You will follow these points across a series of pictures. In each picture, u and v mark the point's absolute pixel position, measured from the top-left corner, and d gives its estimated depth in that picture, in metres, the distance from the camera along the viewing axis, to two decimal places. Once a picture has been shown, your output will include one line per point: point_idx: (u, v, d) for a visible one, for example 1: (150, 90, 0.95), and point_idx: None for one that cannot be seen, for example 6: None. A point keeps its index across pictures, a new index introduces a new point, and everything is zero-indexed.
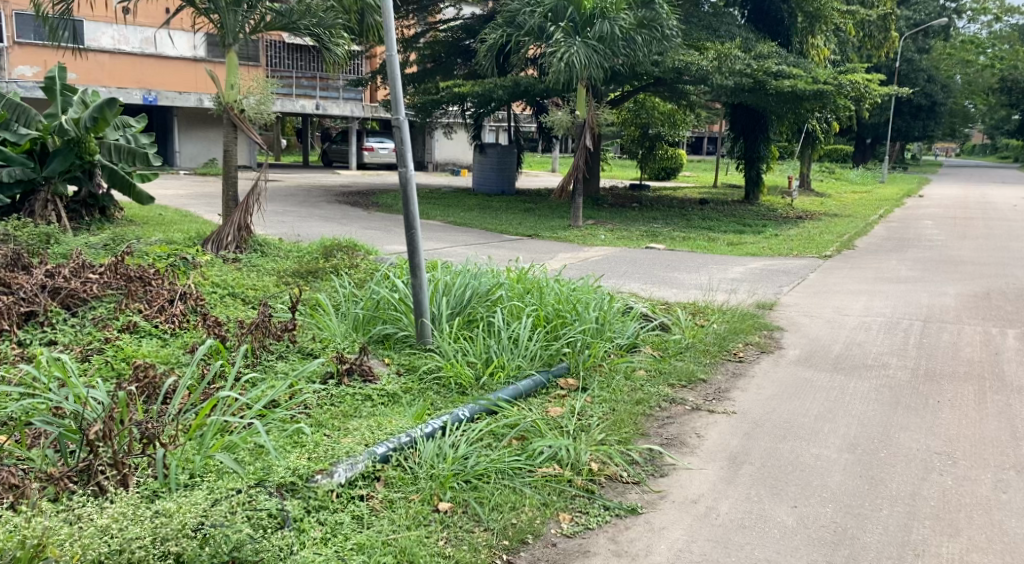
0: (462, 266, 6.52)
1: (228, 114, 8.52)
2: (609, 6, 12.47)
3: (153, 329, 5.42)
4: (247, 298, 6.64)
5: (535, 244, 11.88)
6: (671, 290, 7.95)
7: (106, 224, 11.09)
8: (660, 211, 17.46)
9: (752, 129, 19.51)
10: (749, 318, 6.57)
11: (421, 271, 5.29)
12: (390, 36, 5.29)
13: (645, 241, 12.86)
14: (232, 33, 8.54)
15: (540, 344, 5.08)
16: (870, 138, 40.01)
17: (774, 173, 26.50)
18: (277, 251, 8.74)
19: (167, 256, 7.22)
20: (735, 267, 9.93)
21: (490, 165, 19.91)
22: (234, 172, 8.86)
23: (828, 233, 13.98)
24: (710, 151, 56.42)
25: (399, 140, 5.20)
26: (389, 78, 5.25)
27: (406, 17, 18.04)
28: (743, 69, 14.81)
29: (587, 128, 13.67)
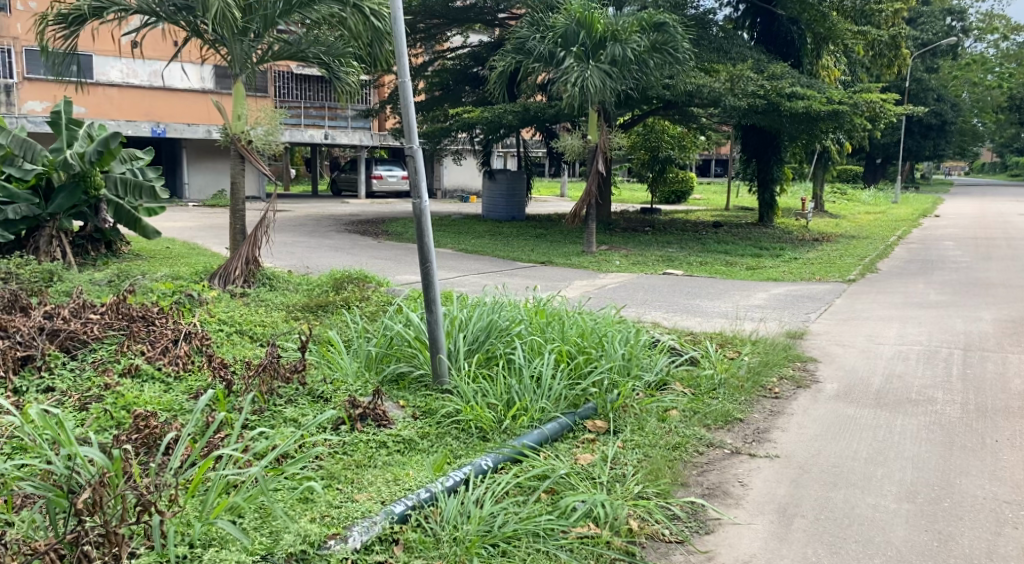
0: (479, 299, 6.23)
1: (235, 146, 8.31)
2: (621, 30, 12.40)
3: (157, 373, 5.16)
4: (254, 335, 6.39)
5: (548, 272, 11.64)
6: (694, 319, 7.66)
7: (112, 259, 10.91)
8: (675, 235, 17.20)
9: (764, 151, 19.27)
10: (781, 350, 6.27)
11: (437, 305, 5.03)
12: (401, 60, 5.04)
13: (661, 267, 12.60)
14: (240, 63, 8.35)
15: (565, 384, 4.78)
16: (880, 157, 39.69)
17: (788, 194, 26.22)
18: (287, 284, 8.52)
19: (171, 292, 6.98)
20: (757, 292, 9.65)
21: (500, 191, 19.72)
22: (242, 205, 8.65)
23: (849, 256, 13.68)
24: (720, 173, 56.12)
25: (413, 169, 4.95)
26: (402, 103, 5.01)
27: (413, 45, 17.95)
28: (756, 90, 14.60)
29: (599, 152, 13.45)
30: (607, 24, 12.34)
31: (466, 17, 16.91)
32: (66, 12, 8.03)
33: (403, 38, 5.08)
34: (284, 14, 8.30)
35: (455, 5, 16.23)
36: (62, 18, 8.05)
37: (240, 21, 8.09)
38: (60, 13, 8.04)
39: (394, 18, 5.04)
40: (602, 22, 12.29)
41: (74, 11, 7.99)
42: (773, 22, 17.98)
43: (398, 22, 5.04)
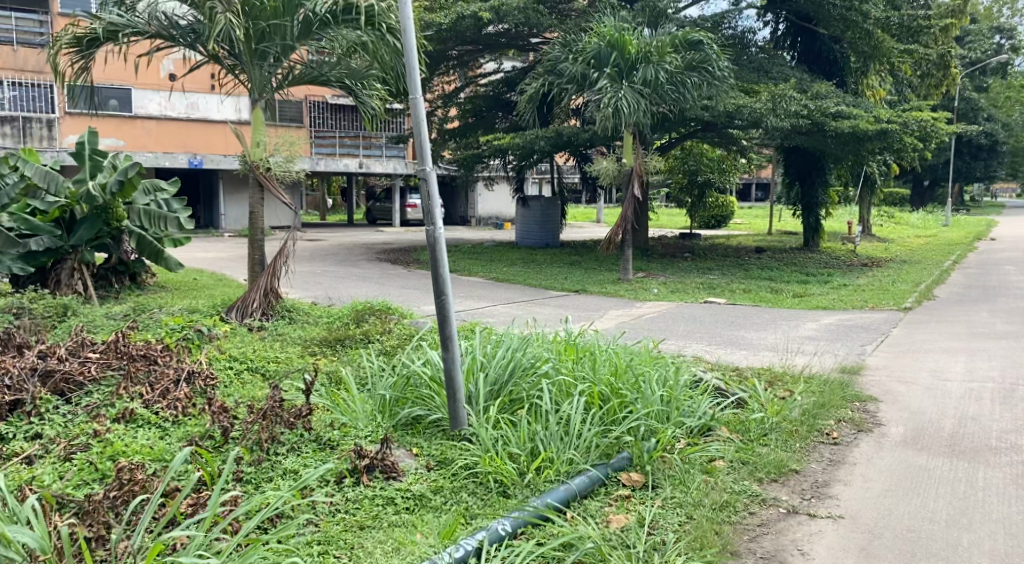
0: (503, 334, 5.75)
1: (254, 173, 7.96)
2: (654, 50, 11.96)
3: (153, 419, 4.76)
4: (266, 375, 5.99)
5: (582, 301, 11.14)
6: (739, 354, 7.09)
7: (135, 292, 10.68)
8: (715, 261, 16.58)
9: (808, 173, 18.58)
10: (837, 389, 5.69)
11: (454, 342, 4.58)
12: (412, 74, 4.62)
13: (702, 295, 12.02)
14: (259, 88, 8.06)
15: (595, 431, 4.28)
16: (928, 179, 38.54)
17: (834, 218, 25.42)
18: (307, 317, 8.14)
19: (180, 327, 6.57)
20: (807, 323, 9.03)
21: (533, 218, 19.30)
22: (260, 235, 8.28)
23: (903, 282, 12.94)
24: (761, 198, 55.22)
25: (426, 194, 4.51)
26: (414, 122, 4.58)
27: (446, 72, 17.71)
28: (800, 110, 13.97)
29: (634, 176, 12.95)
30: (639, 45, 11.92)
31: (498, 44, 16.63)
32: (79, 37, 7.74)
33: (414, 52, 4.68)
34: (302, 37, 8.01)
35: (487, 31, 15.97)
36: (75, 43, 7.74)
37: (256, 43, 7.82)
38: (72, 38, 7.73)
39: (404, 31, 4.65)
40: (635, 42, 11.86)
41: (88, 35, 7.71)
42: (814, 41, 17.41)
43: (409, 35, 4.64)
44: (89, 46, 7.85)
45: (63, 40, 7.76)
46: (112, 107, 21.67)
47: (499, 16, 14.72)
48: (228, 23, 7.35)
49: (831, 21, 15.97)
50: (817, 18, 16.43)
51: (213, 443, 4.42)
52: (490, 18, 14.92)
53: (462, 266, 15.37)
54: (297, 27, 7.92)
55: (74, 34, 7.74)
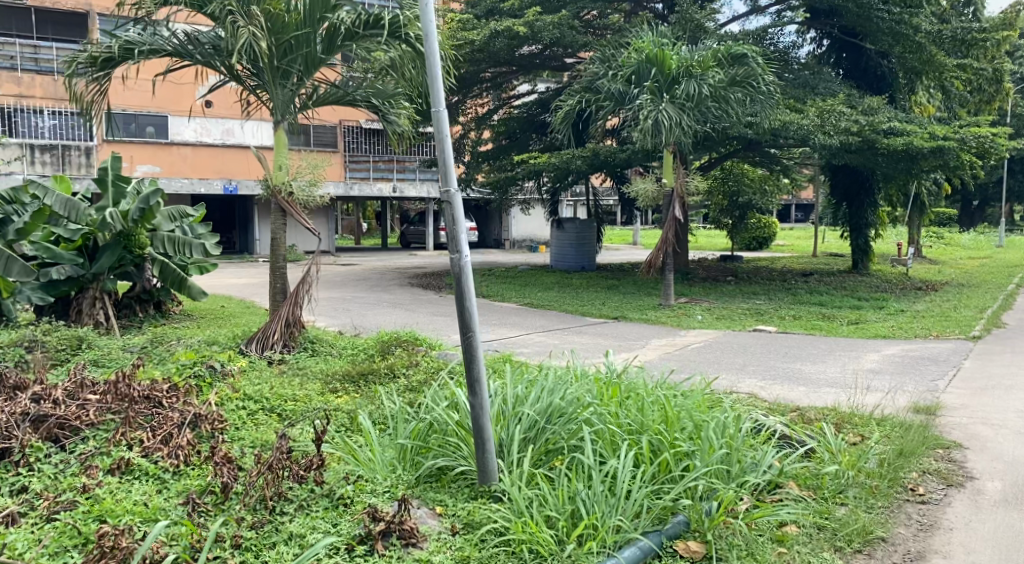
0: (539, 371, 5.23)
1: (276, 199, 7.55)
2: (695, 64, 11.45)
3: (151, 470, 4.27)
4: (283, 417, 5.57)
5: (622, 329, 10.57)
6: (798, 394, 6.50)
7: (159, 320, 10.35)
8: (761, 285, 15.89)
9: (856, 193, 17.83)
10: (917, 433, 5.09)
11: (482, 388, 4.07)
12: (435, 86, 4.13)
13: (751, 322, 11.39)
14: (283, 109, 7.64)
15: (646, 491, 3.77)
16: (978, 198, 37.40)
17: (883, 239, 24.56)
18: (331, 349, 7.69)
19: (191, 363, 6.09)
20: (868, 355, 8.41)
21: (569, 240, 18.76)
22: (282, 262, 7.86)
23: (965, 308, 12.21)
24: (800, 219, 54.51)
25: (450, 219, 4.02)
26: (436, 140, 4.08)
27: (480, 94, 17.39)
28: (850, 126, 13.33)
29: (676, 198, 12.37)
30: (680, 60, 11.41)
31: (533, 65, 16.22)
32: (95, 55, 7.39)
33: (438, 62, 4.21)
34: (326, 53, 7.61)
35: (521, 51, 15.59)
36: (93, 61, 7.40)
37: (279, 59, 7.40)
38: (90, 56, 7.39)
39: (426, 39, 4.19)
40: (676, 57, 11.37)
41: (105, 53, 7.35)
42: (860, 56, 16.71)
43: (431, 43, 4.19)
44: (104, 65, 7.48)
45: (81, 59, 7.42)
46: (149, 134, 21.64)
47: (533, 33, 14.33)
48: (252, 37, 6.96)
49: (880, 35, 15.24)
50: (864, 33, 15.76)
51: (215, 499, 3.95)
52: (525, 37, 14.54)
53: (496, 291, 14.87)
54: (321, 43, 7.53)
55: (91, 53, 7.39)
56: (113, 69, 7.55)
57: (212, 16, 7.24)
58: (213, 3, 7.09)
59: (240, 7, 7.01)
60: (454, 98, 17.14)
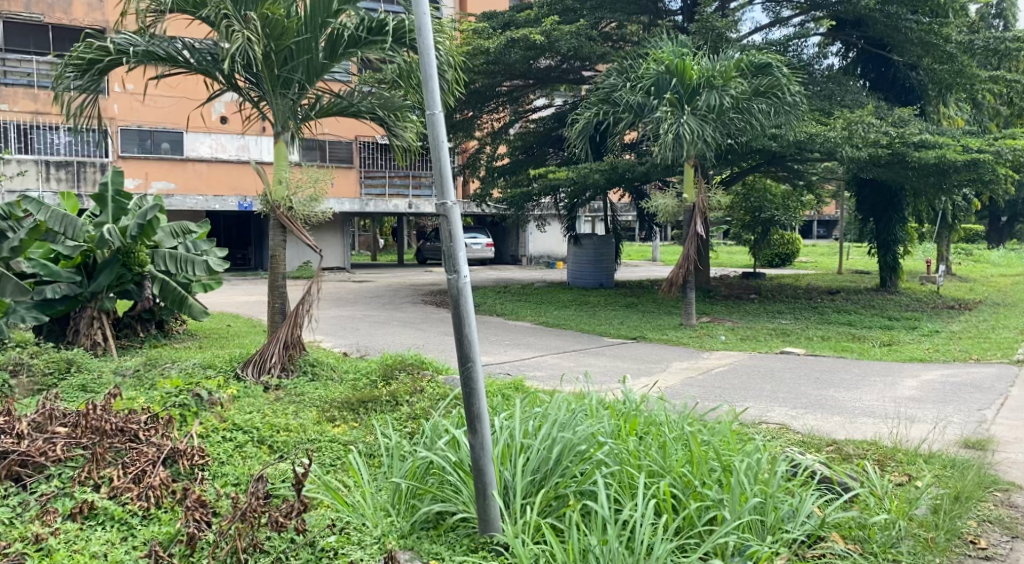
0: (549, 403, 4.77)
1: (275, 214, 7.14)
2: (717, 75, 11.03)
3: (118, 513, 3.85)
4: (274, 450, 5.15)
5: (642, 351, 10.09)
6: (836, 428, 6.00)
7: (161, 341, 9.96)
8: (786, 303, 15.36)
9: (884, 209, 17.24)
10: (970, 474, 4.61)
11: (484, 429, 3.62)
12: (430, 87, 3.68)
13: (777, 343, 10.87)
14: (283, 119, 7.25)
15: (670, 548, 3.32)
16: (1006, 214, 36.70)
17: (910, 256, 23.95)
18: (332, 373, 7.25)
19: (176, 390, 5.59)
20: (905, 381, 7.91)
21: (586, 258, 18.29)
22: (281, 281, 7.43)
23: (1003, 329, 11.66)
24: (823, 235, 54.18)
25: (447, 236, 3.55)
26: (432, 146, 3.61)
27: (496, 108, 17.06)
28: (879, 138, 12.83)
29: (698, 213, 11.85)
30: (702, 69, 10.99)
31: (550, 78, 15.85)
32: (81, 55, 6.87)
33: (433, 60, 3.76)
34: (329, 60, 7.22)
35: (538, 64, 15.24)
36: (80, 62, 6.87)
37: (279, 67, 7.02)
38: (78, 56, 6.86)
39: (420, 34, 3.75)
40: (696, 67, 10.96)
41: (95, 53, 6.85)
42: (887, 67, 16.17)
43: (426, 40, 3.75)
44: (91, 67, 6.97)
45: (68, 62, 6.91)
46: (164, 151, 21.42)
47: (550, 42, 13.97)
48: (246, 42, 6.56)
49: (908, 45, 14.70)
50: (891, 44, 15.25)
51: (182, 551, 3.54)
52: (540, 48, 14.18)
53: (511, 309, 14.42)
54: (324, 50, 7.14)
55: (79, 53, 6.87)
56: (101, 73, 7.03)
57: (206, 21, 6.86)
58: (206, 5, 6.68)
59: (235, 11, 6.63)
60: (469, 113, 16.81)
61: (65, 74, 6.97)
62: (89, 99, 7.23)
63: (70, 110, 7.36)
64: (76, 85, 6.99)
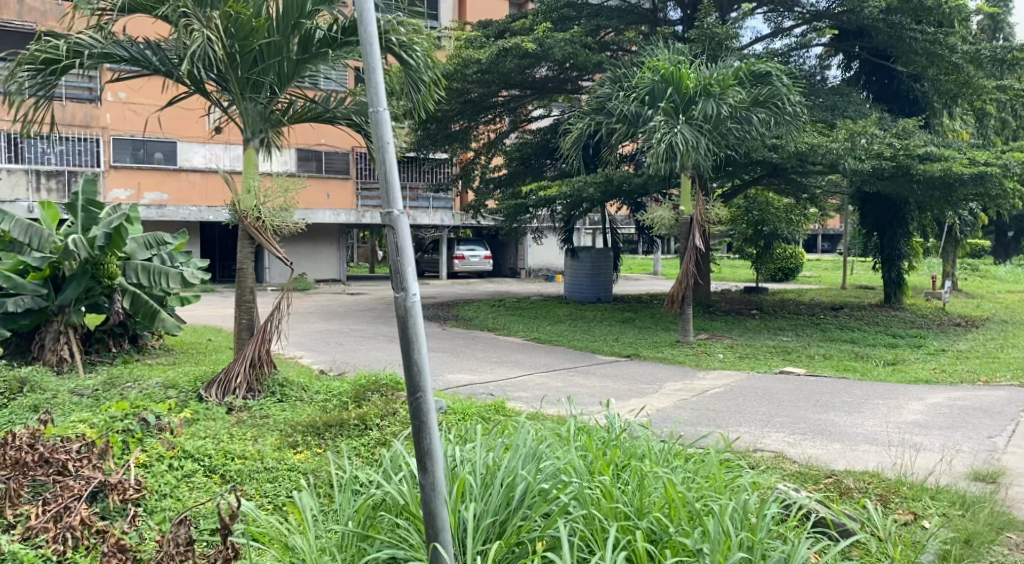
0: (519, 432, 4.35)
1: (243, 225, 6.74)
2: (715, 83, 10.66)
3: (30, 557, 3.48)
4: (225, 481, 4.75)
5: (636, 370, 9.66)
6: (837, 459, 5.59)
7: (134, 356, 9.52)
8: (787, 319, 14.94)
9: (888, 223, 16.82)
10: (982, 515, 4.29)
11: (434, 469, 3.20)
12: (374, 80, 3.19)
13: (777, 362, 10.44)
14: (254, 126, 6.87)
15: None
16: (1011, 229, 36.28)
17: (915, 272, 23.54)
18: (302, 393, 6.84)
19: (122, 415, 5.16)
20: (910, 404, 7.49)
21: (584, 271, 17.88)
22: (249, 295, 7.02)
23: (1012, 347, 11.24)
24: (826, 249, 53.87)
25: (394, 251, 3.11)
26: (376, 149, 3.15)
27: (492, 119, 16.71)
28: (882, 150, 12.46)
29: (695, 226, 11.45)
30: (698, 78, 10.63)
31: (546, 88, 15.50)
32: (35, 54, 6.45)
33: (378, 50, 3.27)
34: (302, 62, 6.84)
35: (535, 74, 14.91)
36: (32, 61, 6.46)
37: (248, 70, 6.65)
38: (31, 55, 6.46)
39: (361, 19, 3.22)
40: (692, 76, 10.59)
41: (50, 52, 6.44)
42: (891, 79, 15.70)
43: (368, 25, 3.22)
44: (47, 68, 6.58)
45: (20, 62, 6.50)
46: (157, 161, 21.06)
47: (543, 50, 13.64)
48: (207, 43, 6.22)
49: (913, 56, 14.17)
50: (894, 55, 14.84)
51: None
52: (535, 56, 13.84)
53: (503, 324, 14.01)
54: (296, 50, 6.76)
55: (33, 52, 6.46)
56: (56, 74, 6.63)
57: (166, 20, 6.51)
58: (164, 4, 6.34)
59: (196, 10, 6.30)
60: (463, 124, 16.46)
61: (17, 75, 6.53)
62: (42, 103, 6.78)
63: (22, 116, 6.91)
64: (30, 86, 6.55)
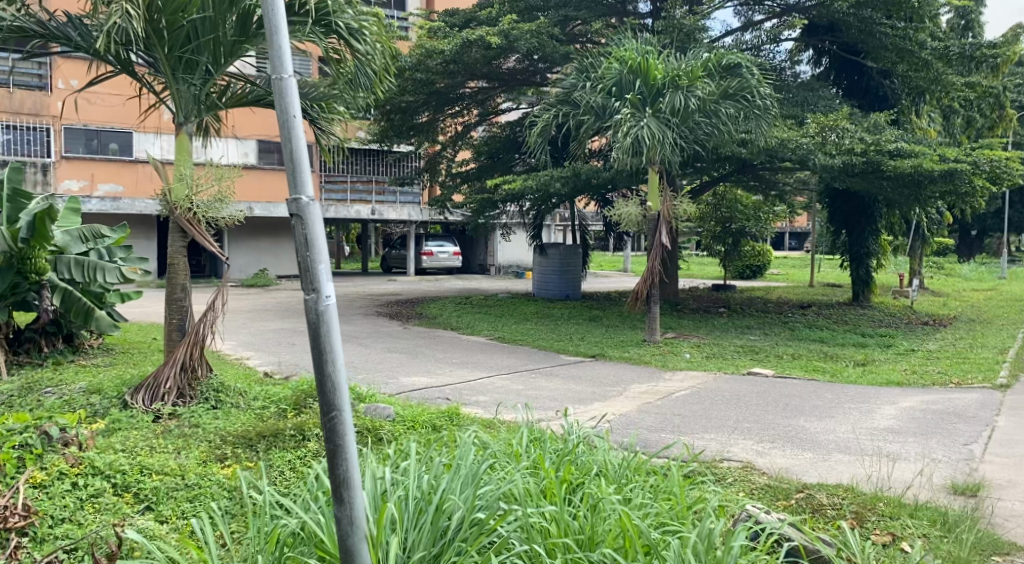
0: (461, 448, 3.92)
1: (175, 217, 6.24)
2: (683, 75, 10.30)
3: None
4: (138, 501, 4.26)
5: (601, 371, 9.28)
6: (810, 471, 5.22)
7: (66, 357, 8.83)
8: (756, 317, 14.68)
9: (857, 220, 16.64)
10: (965, 536, 3.96)
11: (353, 502, 2.77)
12: (278, 43, 2.72)
13: (745, 362, 10.13)
14: (186, 109, 6.36)
15: None
16: (974, 228, 36.70)
17: (883, 270, 23.51)
18: (240, 399, 6.35)
19: (22, 427, 4.64)
20: (883, 408, 7.18)
21: (552, 268, 17.48)
22: (182, 294, 6.51)
23: (981, 347, 11.06)
24: (793, 247, 54.40)
25: (303, 245, 2.65)
26: (283, 124, 2.68)
27: (460, 111, 16.23)
28: (853, 146, 12.21)
29: (662, 222, 11.08)
30: (666, 69, 10.27)
31: (514, 80, 15.06)
32: None
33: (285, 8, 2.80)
34: (240, 40, 6.31)
35: (501, 65, 14.46)
36: None
37: (178, 47, 6.14)
38: None
39: None
40: (661, 67, 10.24)
41: None
42: (860, 75, 15.48)
43: None
44: None
45: None
46: (111, 151, 20.25)
47: (508, 42, 13.15)
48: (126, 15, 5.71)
49: (883, 52, 13.94)
50: (865, 51, 14.59)
51: None
52: (500, 47, 13.38)
53: (467, 322, 13.58)
54: (233, 27, 6.22)
55: None
56: None
57: None
58: None
59: None
60: (429, 116, 15.97)
61: None
62: None
63: None
64: None
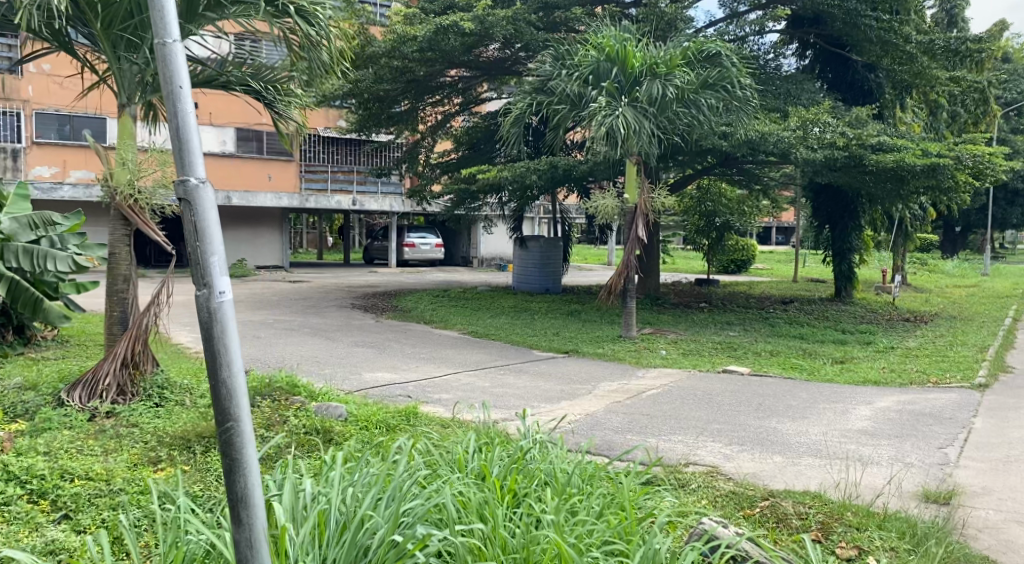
0: (396, 454, 3.64)
1: (117, 204, 5.92)
2: (661, 63, 10.00)
3: None
4: (55, 509, 3.96)
5: (573, 368, 9.02)
6: (777, 477, 4.96)
7: (13, 349, 8.51)
8: (737, 312, 14.44)
9: (839, 215, 16.42)
10: (934, 549, 3.71)
11: (253, 521, 2.48)
12: (161, 4, 2.44)
13: (721, 359, 9.88)
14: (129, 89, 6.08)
15: None
16: (959, 225, 36.63)
17: (866, 266, 23.36)
18: (185, 397, 6.03)
19: None
20: (858, 409, 6.93)
21: (532, 261, 17.19)
22: (126, 286, 6.19)
23: (960, 345, 10.85)
24: (780, 242, 54.33)
25: (192, 233, 2.37)
26: (168, 96, 2.40)
27: (438, 100, 15.89)
28: (835, 139, 11.97)
29: (638, 215, 10.78)
30: (644, 56, 9.96)
31: (493, 69, 14.73)
32: None
33: None
34: None
35: (479, 53, 14.11)
36: None
37: (117, 24, 5.85)
38: None
39: None
40: (638, 54, 9.94)
41: None
42: (845, 68, 15.20)
43: None
44: None
45: None
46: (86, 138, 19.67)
47: (484, 29, 12.85)
48: None
49: (867, 45, 13.69)
50: (850, 43, 14.34)
51: None
52: (477, 34, 13.08)
53: (441, 316, 13.27)
54: None
55: None
56: None
57: None
58: None
59: None
60: (407, 105, 15.61)
61: None
62: None
63: None
64: None
